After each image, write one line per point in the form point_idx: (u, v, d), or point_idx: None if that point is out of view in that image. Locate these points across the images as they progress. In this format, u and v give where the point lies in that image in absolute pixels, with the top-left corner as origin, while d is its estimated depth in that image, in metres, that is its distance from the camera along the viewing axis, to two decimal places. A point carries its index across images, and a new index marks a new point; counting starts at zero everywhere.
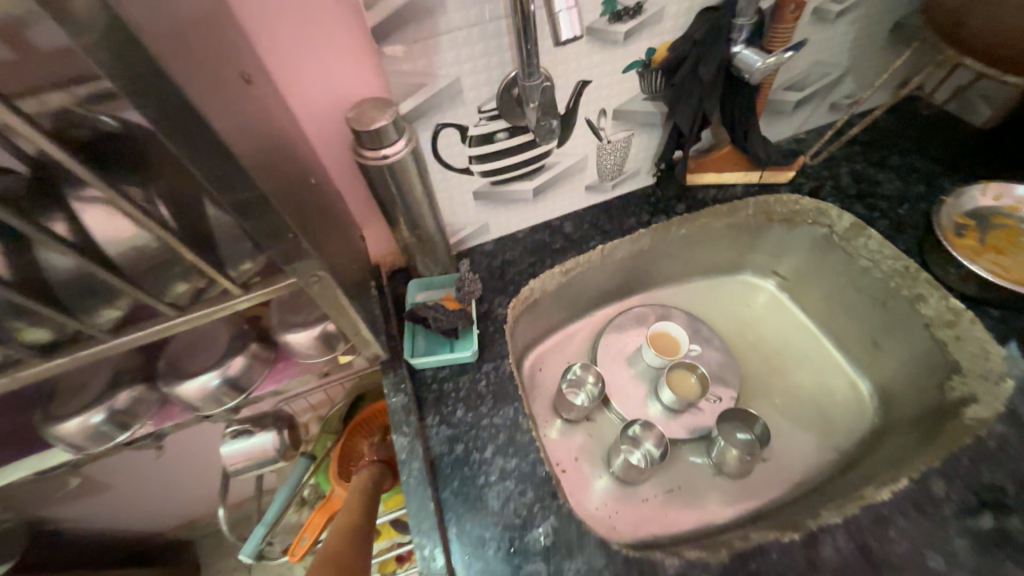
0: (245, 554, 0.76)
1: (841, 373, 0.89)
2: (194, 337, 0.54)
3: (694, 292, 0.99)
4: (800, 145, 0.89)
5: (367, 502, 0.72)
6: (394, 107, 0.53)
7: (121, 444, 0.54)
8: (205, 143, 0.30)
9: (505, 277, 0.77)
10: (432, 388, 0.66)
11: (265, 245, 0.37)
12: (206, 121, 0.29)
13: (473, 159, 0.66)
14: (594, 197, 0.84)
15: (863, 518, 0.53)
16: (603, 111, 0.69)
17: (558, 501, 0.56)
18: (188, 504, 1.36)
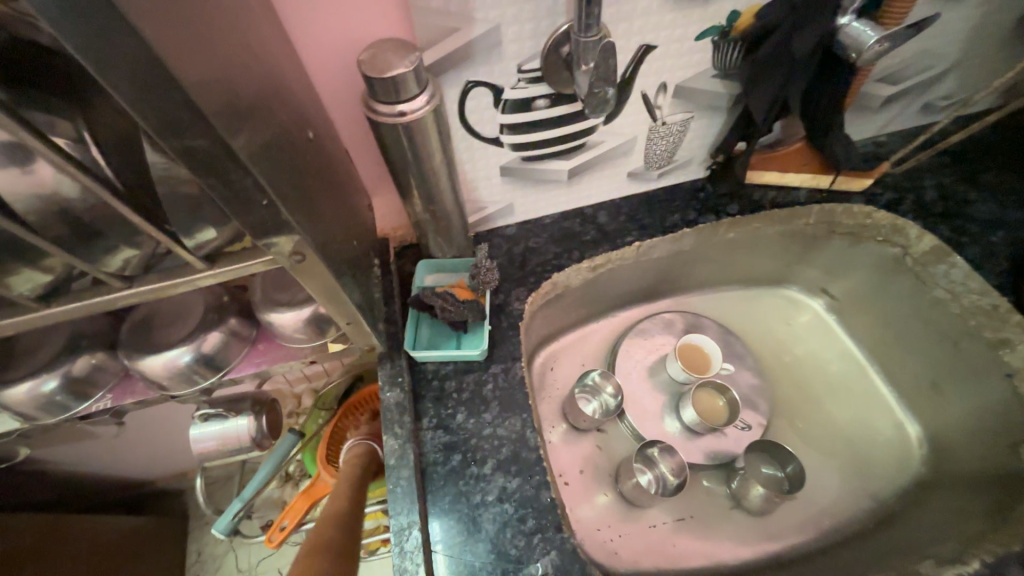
0: (220, 529, 0.63)
1: (886, 412, 0.80)
2: (165, 305, 0.47)
3: (730, 303, 0.89)
4: (881, 149, 0.77)
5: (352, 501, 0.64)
6: (417, 53, 0.43)
7: (76, 416, 0.48)
8: (144, 65, 0.21)
9: (525, 267, 0.69)
10: (432, 386, 0.58)
11: (232, 209, 0.29)
12: (144, 32, 0.21)
13: (505, 128, 0.56)
14: (635, 187, 0.74)
15: None
16: (663, 85, 0.58)
17: (562, 535, 0.49)
18: (179, 458, 1.34)
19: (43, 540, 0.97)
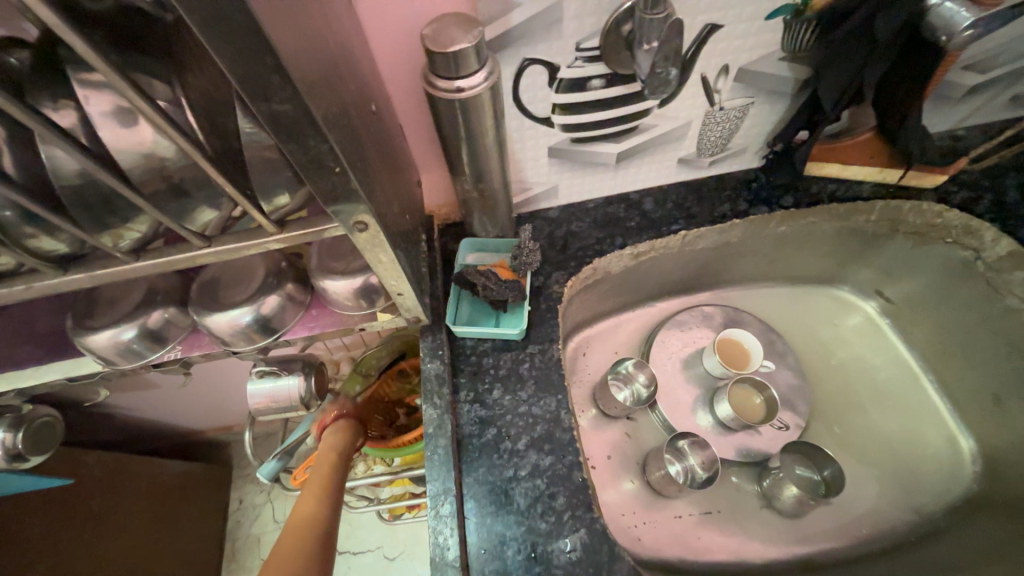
0: (264, 473, 0.68)
1: (937, 424, 0.76)
2: (231, 266, 0.50)
3: (775, 299, 0.86)
4: (959, 144, 0.71)
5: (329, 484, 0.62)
6: (478, 29, 0.43)
7: (149, 364, 0.52)
8: (241, 31, 0.23)
9: (567, 250, 0.68)
10: (471, 361, 0.60)
11: (305, 173, 0.30)
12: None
13: (557, 107, 0.56)
14: (684, 173, 0.72)
15: None
16: (725, 67, 0.56)
17: (592, 515, 0.50)
18: (227, 412, 1.43)
19: (108, 476, 1.07)
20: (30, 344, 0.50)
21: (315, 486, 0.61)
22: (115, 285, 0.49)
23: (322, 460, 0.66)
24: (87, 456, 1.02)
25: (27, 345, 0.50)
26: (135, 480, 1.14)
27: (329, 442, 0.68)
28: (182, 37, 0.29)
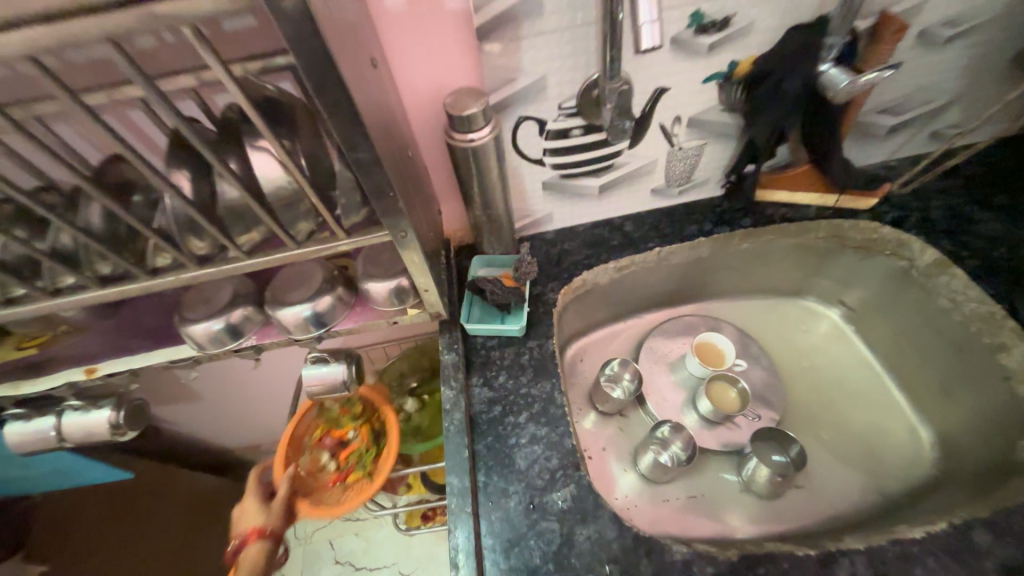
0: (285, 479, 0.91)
1: (899, 416, 0.85)
2: (297, 273, 0.65)
3: (749, 309, 0.98)
4: (890, 172, 0.84)
5: None
6: (485, 97, 0.59)
7: (230, 351, 0.65)
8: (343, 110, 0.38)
9: (561, 266, 0.83)
10: (480, 353, 0.73)
11: (370, 196, 0.45)
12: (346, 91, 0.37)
13: (547, 151, 0.72)
14: (658, 202, 0.86)
15: (886, 551, 0.52)
16: (678, 117, 0.71)
17: (580, 472, 0.61)
18: (261, 428, 1.54)
19: (154, 486, 1.16)
20: (142, 335, 0.65)
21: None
22: (210, 289, 0.64)
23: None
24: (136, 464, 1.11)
25: (141, 336, 0.65)
26: (173, 488, 1.21)
27: (254, 566, 0.72)
28: (295, 111, 0.45)
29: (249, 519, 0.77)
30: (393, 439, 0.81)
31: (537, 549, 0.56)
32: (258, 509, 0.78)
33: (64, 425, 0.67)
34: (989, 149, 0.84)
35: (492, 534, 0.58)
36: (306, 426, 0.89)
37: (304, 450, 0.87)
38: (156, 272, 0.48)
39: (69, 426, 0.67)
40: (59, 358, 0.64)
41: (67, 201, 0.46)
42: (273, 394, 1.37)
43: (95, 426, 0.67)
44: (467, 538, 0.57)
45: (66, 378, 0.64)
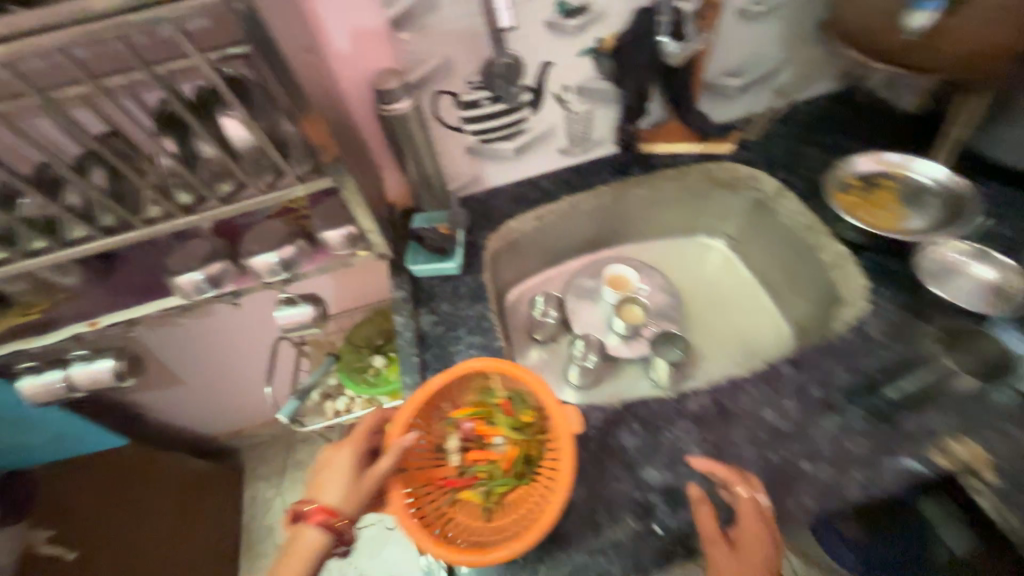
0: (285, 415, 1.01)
1: (769, 316, 1.06)
2: (264, 229, 0.79)
3: (656, 247, 1.18)
4: (746, 124, 1.06)
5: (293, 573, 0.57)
6: (403, 75, 0.75)
7: (212, 298, 0.78)
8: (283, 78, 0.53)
9: (490, 218, 0.99)
10: (425, 290, 0.89)
11: (313, 148, 0.61)
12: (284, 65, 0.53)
13: (464, 120, 0.88)
14: (567, 160, 1.04)
15: (724, 386, 0.69)
16: (565, 86, 0.89)
17: (505, 364, 0.78)
18: (241, 416, 1.52)
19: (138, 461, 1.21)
20: (132, 293, 0.77)
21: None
22: (190, 247, 0.77)
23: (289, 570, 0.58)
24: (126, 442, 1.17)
25: (131, 294, 0.76)
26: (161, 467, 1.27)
27: (306, 548, 0.59)
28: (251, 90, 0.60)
29: (325, 492, 0.61)
30: (566, 473, 0.60)
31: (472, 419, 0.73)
32: (345, 484, 0.62)
33: (73, 375, 0.79)
34: (818, 101, 1.06)
35: None
36: (457, 391, 0.72)
37: (435, 424, 0.71)
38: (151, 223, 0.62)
39: (77, 376, 0.79)
40: (58, 318, 0.75)
41: (77, 170, 0.60)
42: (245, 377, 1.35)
43: (99, 375, 0.80)
44: None
45: (69, 333, 0.75)
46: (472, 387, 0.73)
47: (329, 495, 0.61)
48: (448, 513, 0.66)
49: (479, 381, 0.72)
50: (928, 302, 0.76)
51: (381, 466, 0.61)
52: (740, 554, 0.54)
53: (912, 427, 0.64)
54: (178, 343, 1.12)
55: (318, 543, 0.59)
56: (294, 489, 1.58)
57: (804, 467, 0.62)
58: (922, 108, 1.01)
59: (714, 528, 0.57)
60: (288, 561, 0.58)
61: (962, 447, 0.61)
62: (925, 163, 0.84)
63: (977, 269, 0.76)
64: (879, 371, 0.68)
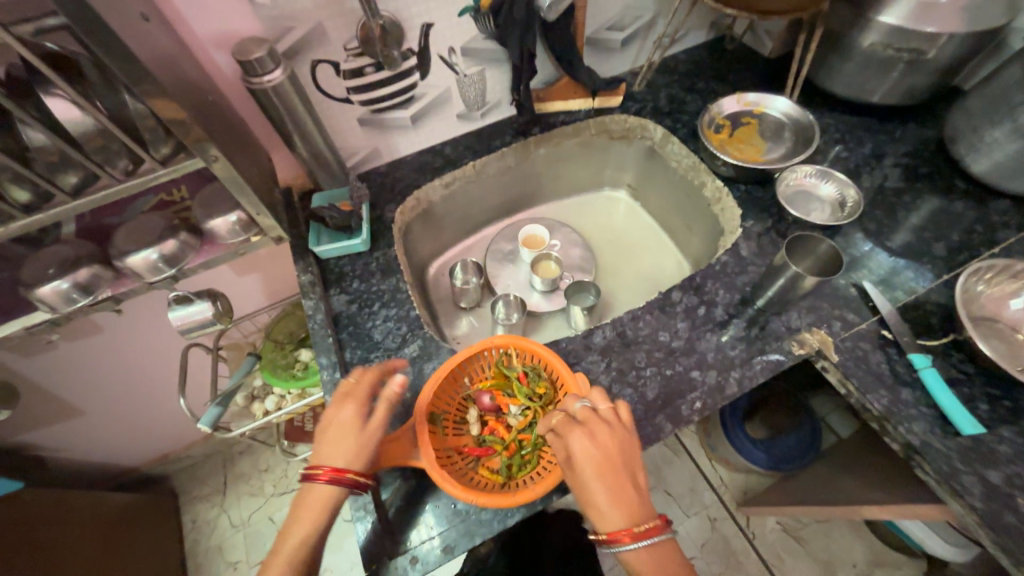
0: (205, 422, 0.92)
1: (672, 256, 1.15)
2: (137, 225, 0.72)
3: (566, 206, 1.22)
4: (632, 77, 1.11)
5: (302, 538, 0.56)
6: (269, 43, 0.71)
7: (87, 306, 0.71)
8: (114, 48, 0.48)
9: (395, 191, 0.98)
10: (335, 270, 0.87)
11: (171, 127, 0.56)
12: (111, 32, 0.48)
13: (350, 90, 0.85)
14: (467, 126, 1.04)
15: (624, 318, 0.77)
16: (451, 48, 0.89)
17: (424, 330, 0.79)
18: (166, 439, 1.41)
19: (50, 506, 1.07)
20: None
21: (283, 548, 0.56)
22: (49, 254, 0.69)
23: (288, 531, 0.56)
24: (21, 495, 1.01)
25: None
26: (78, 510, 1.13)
27: (312, 502, 0.57)
28: (82, 64, 0.53)
29: (329, 449, 0.59)
30: None
31: None
32: (348, 441, 0.59)
33: None
34: (692, 51, 1.15)
35: None
36: (473, 367, 0.75)
37: (458, 395, 0.74)
38: None
39: None
40: None
41: None
42: (161, 396, 1.25)
43: None
44: None
45: None
46: (492, 363, 0.76)
47: (335, 452, 0.59)
48: (474, 476, 0.69)
49: (499, 358, 0.75)
50: (788, 221, 0.87)
51: (381, 417, 0.60)
52: (576, 471, 0.55)
53: (777, 327, 0.75)
54: (69, 366, 1.01)
55: (328, 496, 0.57)
56: (239, 501, 1.51)
57: (694, 375, 0.71)
58: (778, 52, 1.12)
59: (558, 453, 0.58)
60: (299, 512, 0.57)
61: (813, 336, 0.74)
62: (777, 99, 0.96)
63: (823, 188, 0.91)
64: (750, 285, 0.79)
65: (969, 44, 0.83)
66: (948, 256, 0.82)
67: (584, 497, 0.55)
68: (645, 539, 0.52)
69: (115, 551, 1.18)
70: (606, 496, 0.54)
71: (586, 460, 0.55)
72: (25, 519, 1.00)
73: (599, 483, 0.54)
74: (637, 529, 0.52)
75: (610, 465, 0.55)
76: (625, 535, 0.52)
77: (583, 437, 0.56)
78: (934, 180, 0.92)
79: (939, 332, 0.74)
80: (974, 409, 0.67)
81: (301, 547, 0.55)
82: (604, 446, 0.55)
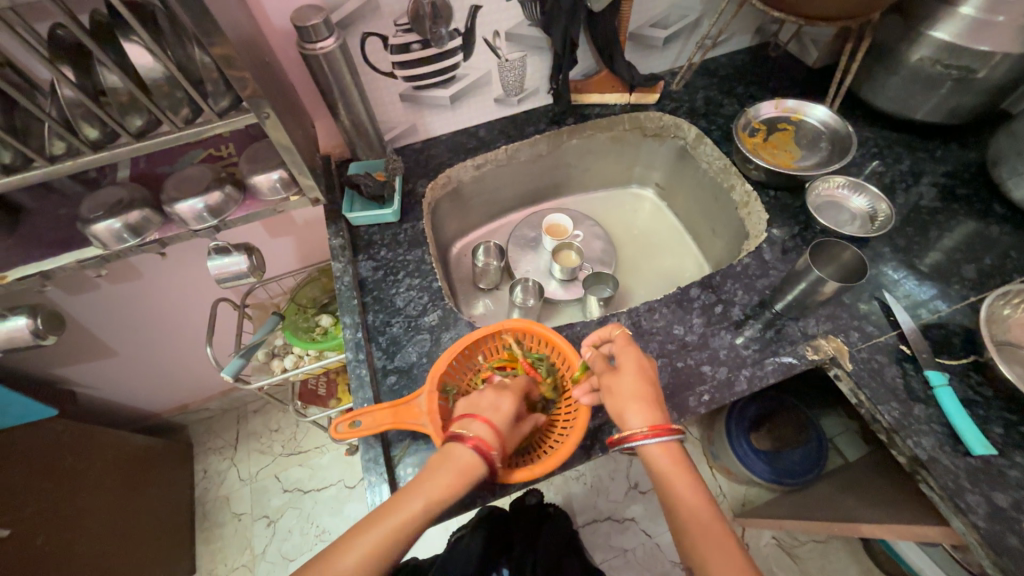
0: (229, 371, 0.96)
1: (693, 257, 1.15)
2: (188, 176, 0.76)
3: (594, 200, 1.24)
4: (671, 77, 1.12)
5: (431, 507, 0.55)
6: (325, 12, 0.74)
7: (134, 246, 0.75)
8: (189, 3, 0.52)
9: (428, 167, 1.00)
10: (364, 237, 0.90)
11: (231, 81, 0.60)
12: None
13: (395, 65, 0.88)
14: (504, 110, 1.06)
15: (641, 309, 0.78)
16: (496, 32, 0.91)
17: (444, 301, 0.82)
18: (187, 388, 1.47)
19: (79, 439, 1.11)
20: (42, 244, 0.72)
21: (394, 517, 0.54)
22: (105, 194, 0.73)
23: (418, 491, 0.55)
24: (54, 423, 1.06)
25: (40, 244, 0.71)
26: (101, 447, 1.17)
27: (455, 467, 0.57)
28: (156, 15, 0.57)
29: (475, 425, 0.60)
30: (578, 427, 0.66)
31: (414, 351, 0.78)
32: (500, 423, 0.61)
33: None
34: (734, 56, 1.15)
35: (380, 349, 0.78)
36: (486, 347, 0.77)
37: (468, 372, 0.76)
38: (53, 159, 0.58)
39: None
40: None
41: None
42: (188, 345, 1.30)
43: (15, 333, 0.78)
44: (358, 354, 0.76)
45: None
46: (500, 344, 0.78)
47: (481, 427, 0.60)
48: None
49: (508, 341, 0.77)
50: (816, 230, 0.86)
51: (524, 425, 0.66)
52: (618, 375, 0.62)
53: (793, 332, 0.75)
54: (102, 309, 1.07)
55: (471, 468, 0.57)
56: (248, 458, 1.57)
57: (704, 370, 0.72)
58: (822, 62, 1.11)
59: (601, 363, 0.65)
60: (444, 473, 0.56)
61: (829, 343, 0.74)
62: (816, 106, 0.96)
63: (855, 201, 0.90)
64: (769, 289, 0.79)
65: (1023, 65, 0.81)
66: (978, 279, 0.81)
67: (612, 405, 0.61)
68: (664, 437, 0.57)
69: (129, 488, 1.24)
70: (632, 396, 0.60)
71: (634, 367, 0.63)
72: (57, 443, 1.05)
73: (636, 386, 0.61)
74: (656, 427, 0.58)
75: (646, 379, 0.62)
76: (646, 431, 0.57)
77: (633, 352, 0.64)
78: (972, 203, 0.90)
79: (959, 352, 0.73)
80: (987, 431, 0.66)
81: (428, 510, 0.55)
82: (641, 361, 0.63)
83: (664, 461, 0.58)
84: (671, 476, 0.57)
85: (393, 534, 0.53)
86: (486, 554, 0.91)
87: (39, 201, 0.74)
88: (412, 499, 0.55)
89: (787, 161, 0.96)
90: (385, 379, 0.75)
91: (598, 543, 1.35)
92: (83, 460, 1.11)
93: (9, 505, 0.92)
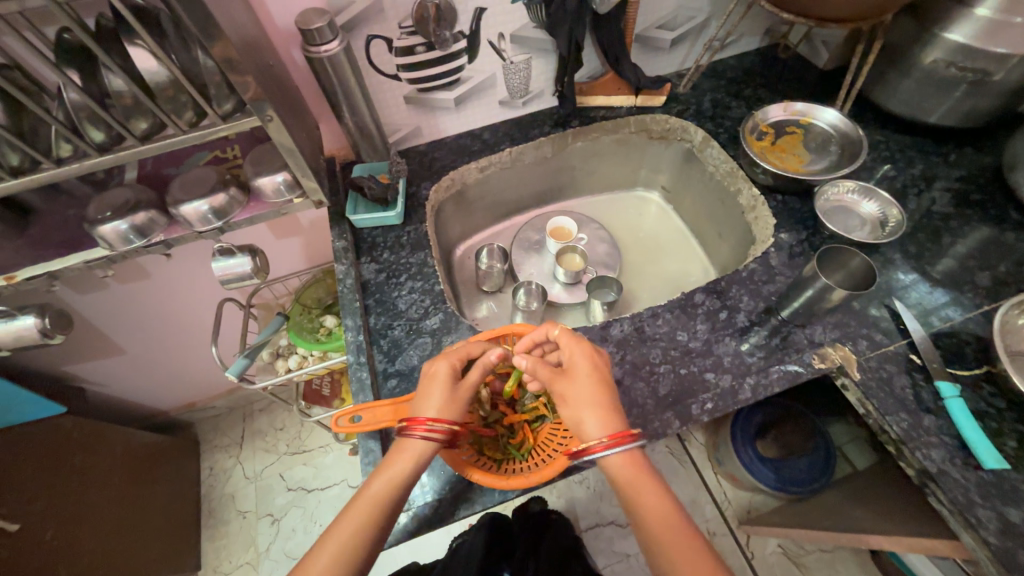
0: (233, 371, 0.96)
1: (700, 262, 1.13)
2: (193, 178, 0.77)
3: (599, 203, 1.23)
4: (677, 79, 1.11)
5: (399, 485, 0.58)
6: (329, 14, 0.74)
7: (140, 247, 0.76)
8: (192, 7, 0.52)
9: (432, 169, 1.00)
10: (367, 239, 0.90)
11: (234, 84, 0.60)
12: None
13: (399, 68, 0.88)
14: (509, 113, 1.06)
15: (644, 314, 0.77)
16: (501, 34, 0.90)
17: (446, 304, 0.82)
18: (193, 386, 1.48)
19: (91, 435, 1.13)
20: (49, 245, 0.73)
21: (362, 500, 0.57)
22: (112, 195, 0.74)
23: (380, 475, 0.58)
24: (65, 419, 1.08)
25: (47, 245, 0.72)
26: (111, 443, 1.19)
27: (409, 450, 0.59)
28: (160, 20, 0.58)
29: (425, 408, 0.61)
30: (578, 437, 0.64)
31: (414, 355, 0.78)
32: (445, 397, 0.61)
33: None
34: (742, 57, 1.13)
35: (382, 352, 0.78)
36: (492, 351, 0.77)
37: None
38: (61, 161, 0.59)
39: None
40: None
41: None
42: (195, 344, 1.32)
43: (23, 332, 0.79)
44: (359, 357, 0.76)
45: None
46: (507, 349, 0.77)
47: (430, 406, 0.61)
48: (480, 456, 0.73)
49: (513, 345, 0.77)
50: (824, 236, 0.85)
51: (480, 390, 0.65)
52: (569, 378, 0.61)
53: (799, 340, 0.74)
54: (110, 308, 1.08)
55: (425, 449, 0.59)
56: (253, 456, 1.58)
57: (708, 377, 0.71)
58: (833, 63, 1.09)
59: (547, 368, 0.63)
60: (395, 457, 0.59)
61: (836, 352, 0.72)
62: (826, 109, 0.95)
63: (865, 206, 0.88)
64: (776, 296, 0.78)
65: None
66: (992, 287, 0.79)
67: (568, 412, 0.60)
68: (623, 445, 0.56)
69: (139, 483, 1.26)
70: (588, 403, 0.59)
71: (585, 369, 0.62)
72: (67, 439, 1.06)
73: (587, 389, 0.60)
74: (614, 436, 0.56)
75: (600, 381, 0.62)
76: (607, 440, 0.56)
77: (586, 354, 0.63)
78: (987, 209, 0.88)
79: (971, 362, 0.71)
80: (1000, 445, 0.64)
81: (392, 487, 0.57)
82: (593, 362, 0.63)
83: (624, 471, 0.57)
84: (631, 484, 0.57)
85: (366, 518, 0.56)
86: (486, 559, 0.91)
87: (49, 202, 0.75)
88: (377, 481, 0.58)
89: (795, 165, 0.95)
90: (386, 383, 0.75)
91: (600, 548, 1.34)
92: (92, 456, 1.13)
93: (18, 499, 0.93)
